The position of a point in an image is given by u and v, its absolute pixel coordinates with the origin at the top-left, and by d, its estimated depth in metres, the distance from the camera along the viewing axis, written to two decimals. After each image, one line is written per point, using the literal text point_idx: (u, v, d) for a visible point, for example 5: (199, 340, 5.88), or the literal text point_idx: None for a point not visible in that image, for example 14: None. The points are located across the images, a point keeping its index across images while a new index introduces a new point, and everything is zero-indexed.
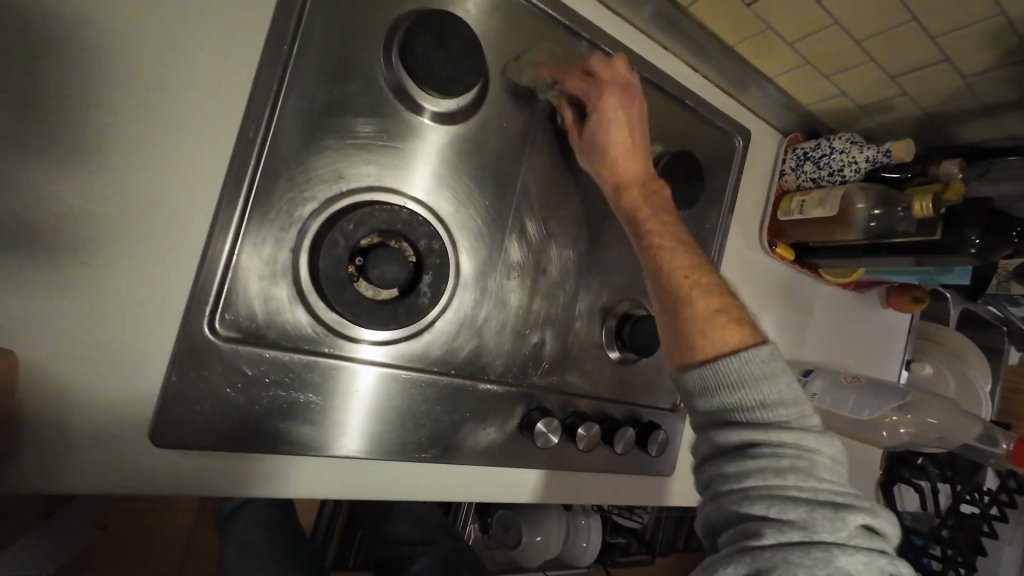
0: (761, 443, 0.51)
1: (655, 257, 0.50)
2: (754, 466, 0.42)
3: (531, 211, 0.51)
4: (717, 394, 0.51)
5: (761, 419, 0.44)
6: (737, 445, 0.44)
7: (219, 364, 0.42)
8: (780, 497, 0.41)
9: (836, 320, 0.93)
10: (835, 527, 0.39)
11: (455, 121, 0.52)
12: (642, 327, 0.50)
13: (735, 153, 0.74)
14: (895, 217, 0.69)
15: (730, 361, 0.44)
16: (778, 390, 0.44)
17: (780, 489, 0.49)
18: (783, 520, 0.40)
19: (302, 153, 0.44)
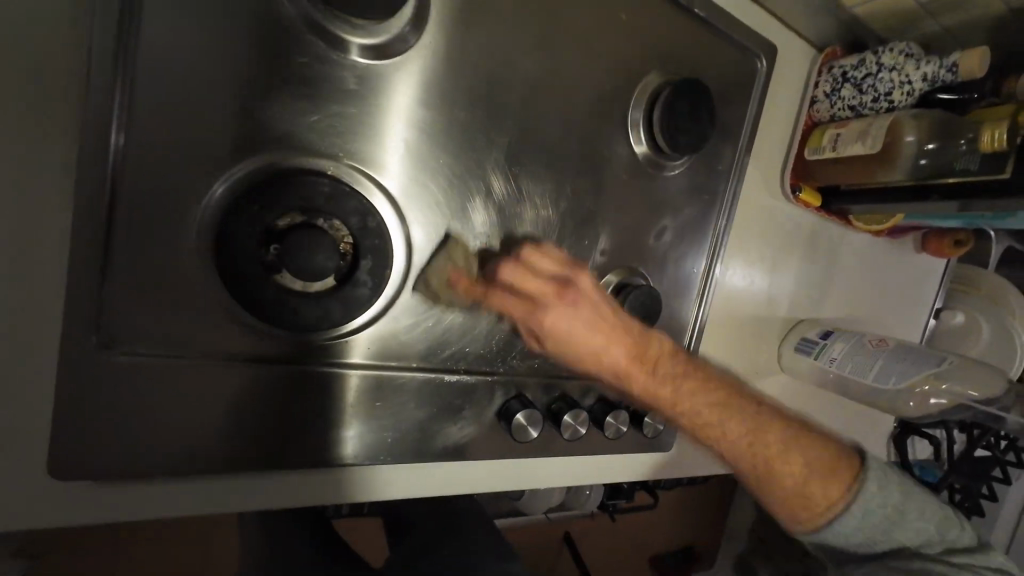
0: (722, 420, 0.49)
1: (602, 356, 0.46)
2: (901, 515, 0.50)
3: (504, 299, 0.45)
4: (712, 412, 0.49)
5: (863, 509, 0.49)
6: (891, 494, 0.50)
7: (118, 379, 0.35)
8: (899, 531, 0.50)
9: (863, 271, 0.83)
10: (949, 567, 0.49)
11: (392, 57, 0.40)
12: (610, 356, 0.46)
13: (756, 78, 0.61)
14: (955, 151, 0.57)
15: (855, 516, 0.49)
16: (869, 526, 0.49)
17: (849, 517, 0.49)
18: (891, 548, 0.50)
19: (186, 112, 0.35)
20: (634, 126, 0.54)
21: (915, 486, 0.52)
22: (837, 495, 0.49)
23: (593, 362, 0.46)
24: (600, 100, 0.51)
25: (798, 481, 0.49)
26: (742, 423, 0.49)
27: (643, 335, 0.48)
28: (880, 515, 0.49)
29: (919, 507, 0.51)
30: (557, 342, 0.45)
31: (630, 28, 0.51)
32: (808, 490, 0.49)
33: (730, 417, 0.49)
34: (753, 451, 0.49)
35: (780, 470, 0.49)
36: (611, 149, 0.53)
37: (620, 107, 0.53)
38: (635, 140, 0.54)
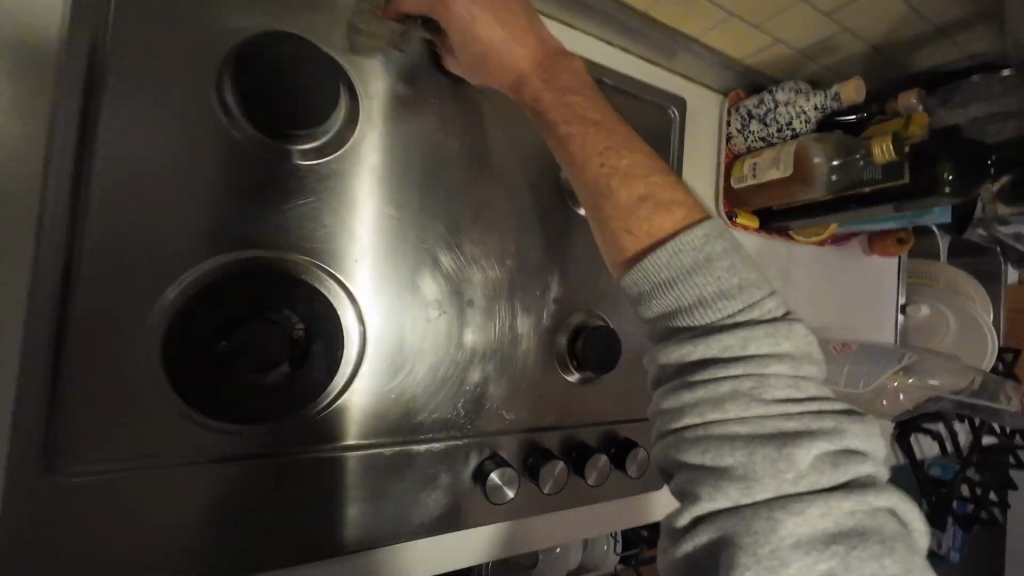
0: (650, 227, 0.39)
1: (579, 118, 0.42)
2: (706, 396, 0.35)
3: (540, 95, 0.43)
4: (642, 226, 0.39)
5: (695, 303, 0.37)
6: (695, 360, 0.37)
7: (82, 500, 0.36)
8: (719, 438, 0.34)
9: (818, 280, 0.87)
10: (780, 467, 0.32)
11: (328, 156, 0.44)
12: (658, 225, 0.39)
13: (672, 125, 0.67)
14: (857, 165, 0.62)
15: (661, 252, 0.38)
16: (795, 401, 0.35)
17: (662, 276, 0.38)
18: (724, 464, 0.34)
19: (134, 237, 0.38)
20: (566, 184, 0.58)
21: (751, 315, 0.36)
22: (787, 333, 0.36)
23: (499, 71, 0.44)
24: (530, 167, 0.56)
25: (755, 322, 0.38)
26: (647, 187, 0.40)
27: (676, 202, 0.40)
28: (712, 268, 0.37)
29: (767, 391, 0.34)
30: (618, 170, 0.40)
31: None
32: (639, 234, 0.39)
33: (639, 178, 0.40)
34: (656, 216, 0.39)
35: (631, 241, 0.40)
36: (549, 208, 0.57)
37: (552, 168, 0.58)
38: (570, 196, 0.59)
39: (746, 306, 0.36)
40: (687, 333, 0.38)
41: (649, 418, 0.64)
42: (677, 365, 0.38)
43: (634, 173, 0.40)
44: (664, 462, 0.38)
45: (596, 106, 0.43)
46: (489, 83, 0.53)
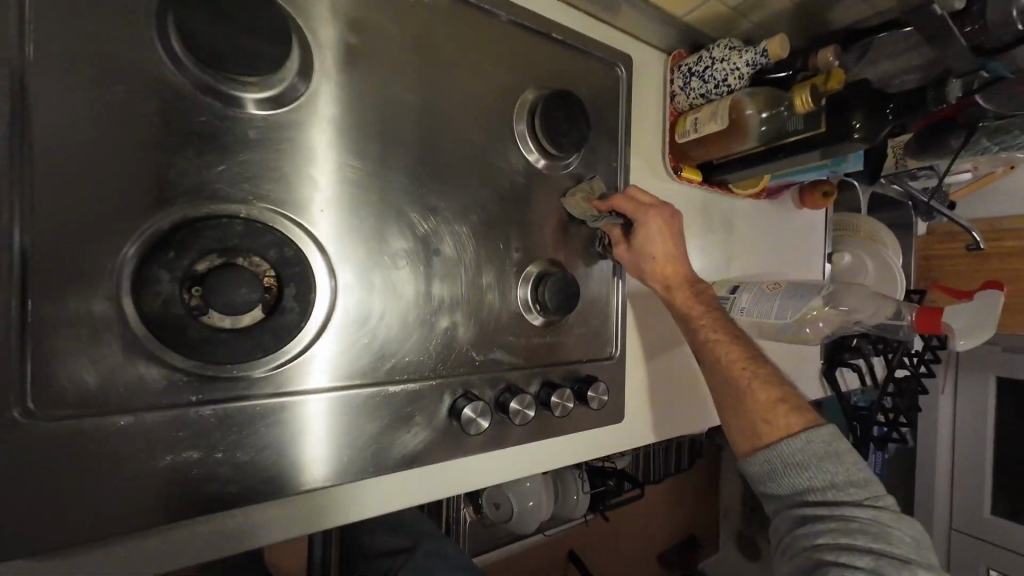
0: (783, 416, 0.62)
1: (693, 317, 0.68)
2: (839, 527, 0.55)
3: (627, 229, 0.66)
4: (740, 362, 0.65)
5: (825, 484, 0.58)
6: (818, 515, 0.57)
7: (51, 451, 0.36)
8: (847, 550, 0.53)
9: (756, 230, 0.95)
10: (902, 575, 0.51)
11: (286, 104, 0.45)
12: (672, 267, 0.68)
13: (619, 82, 0.71)
14: (781, 116, 0.69)
15: (797, 442, 0.59)
16: (845, 471, 0.58)
17: (796, 458, 0.59)
18: (851, 564, 0.52)
19: (87, 183, 0.37)
20: (522, 138, 0.61)
21: (875, 498, 0.57)
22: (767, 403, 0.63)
23: (659, 265, 0.67)
24: (486, 120, 0.58)
25: (747, 373, 0.65)
26: (776, 393, 0.64)
27: (688, 278, 0.69)
28: (822, 465, 0.59)
29: (886, 542, 0.53)
30: (645, 242, 0.66)
31: (498, 58, 0.59)
32: (758, 434, 0.63)
33: (778, 390, 0.64)
34: (788, 415, 0.62)
35: (765, 430, 0.63)
36: (507, 160, 0.60)
37: (506, 123, 0.60)
38: (526, 150, 0.61)
39: (737, 358, 0.65)
40: (817, 506, 0.58)
41: (610, 357, 0.70)
42: (796, 518, 0.59)
43: (645, 226, 0.65)
44: (782, 542, 0.60)
45: (719, 325, 0.68)
46: (438, 36, 0.54)
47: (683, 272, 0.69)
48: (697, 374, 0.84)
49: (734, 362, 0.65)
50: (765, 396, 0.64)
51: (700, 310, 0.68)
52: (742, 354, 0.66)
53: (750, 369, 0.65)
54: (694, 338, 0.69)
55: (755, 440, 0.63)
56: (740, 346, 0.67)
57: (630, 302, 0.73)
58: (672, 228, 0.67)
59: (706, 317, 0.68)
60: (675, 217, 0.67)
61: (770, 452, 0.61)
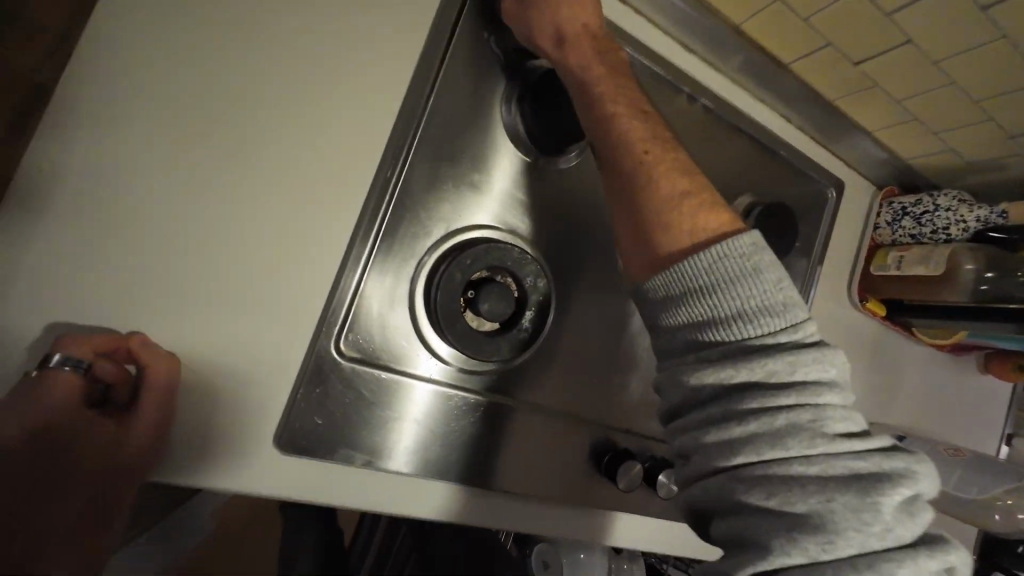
0: (704, 219, 0.41)
1: (621, 135, 0.44)
2: (761, 433, 0.34)
3: (634, 121, 0.45)
4: (669, 177, 0.43)
5: (730, 316, 0.38)
6: (733, 389, 0.36)
7: (340, 383, 0.45)
8: (786, 479, 0.33)
9: (927, 385, 0.87)
10: (860, 517, 0.32)
11: (559, 166, 0.55)
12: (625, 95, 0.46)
13: (827, 203, 0.73)
14: (1010, 280, 0.65)
15: (698, 258, 0.39)
16: (756, 291, 0.38)
17: (697, 285, 0.39)
18: (791, 517, 0.33)
19: (428, 193, 0.48)
20: None
21: (790, 338, 0.37)
22: (710, 228, 0.41)
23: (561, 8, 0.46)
24: None
25: (690, 231, 0.41)
26: (700, 193, 0.43)
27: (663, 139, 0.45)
28: (732, 289, 0.38)
29: (828, 429, 0.34)
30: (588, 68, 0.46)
31: (729, 161, 0.66)
32: (659, 252, 0.41)
33: (697, 193, 0.42)
34: (699, 213, 0.41)
35: (663, 238, 0.41)
36: None
37: None
38: None
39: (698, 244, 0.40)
40: (719, 374, 0.37)
41: None
42: (702, 403, 0.38)
43: (631, 112, 0.46)
44: (687, 490, 0.38)
45: (656, 131, 0.45)
46: (689, 135, 0.63)
47: (616, 80, 0.46)
48: None
49: (681, 229, 0.41)
50: (701, 208, 0.42)
51: (625, 105, 0.45)
52: (695, 189, 0.43)
53: (683, 199, 0.42)
54: (618, 141, 0.44)
55: (661, 251, 0.41)
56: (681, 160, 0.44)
57: None
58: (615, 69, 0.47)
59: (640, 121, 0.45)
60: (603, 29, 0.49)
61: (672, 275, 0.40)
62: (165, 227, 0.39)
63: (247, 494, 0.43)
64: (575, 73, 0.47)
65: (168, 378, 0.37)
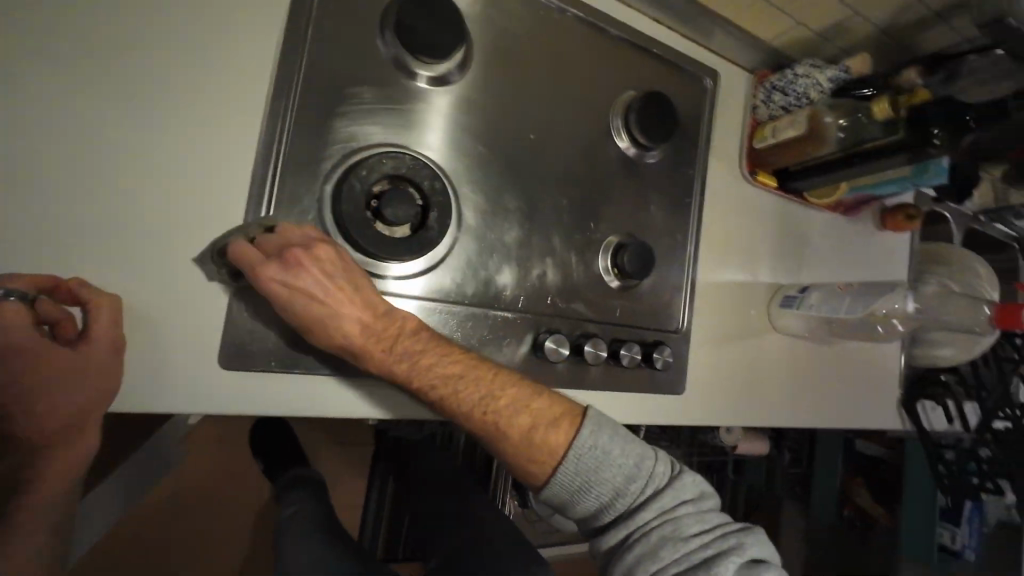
0: (550, 435, 0.55)
1: (341, 330, 0.48)
2: (636, 542, 0.55)
3: (321, 286, 0.47)
4: (504, 404, 0.54)
5: (613, 496, 0.56)
6: (615, 516, 0.58)
7: (269, 297, 0.49)
8: (649, 528, 0.55)
9: (832, 244, 0.97)
10: (676, 523, 0.55)
11: (449, 83, 0.60)
12: (351, 327, 0.49)
13: (706, 91, 0.81)
14: (861, 123, 0.75)
15: (569, 464, 0.55)
16: (615, 467, 0.56)
17: (574, 485, 0.55)
18: (646, 536, 0.55)
19: (320, 121, 0.53)
20: (617, 130, 0.73)
21: (651, 487, 0.58)
22: (546, 418, 0.55)
23: (334, 329, 0.48)
24: (592, 111, 0.71)
25: (501, 407, 0.53)
26: (529, 410, 0.55)
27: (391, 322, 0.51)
28: (599, 474, 0.56)
29: (676, 525, 0.55)
30: (324, 310, 0.47)
31: (607, 63, 0.72)
32: (485, 413, 0.53)
33: (528, 410, 0.55)
34: (545, 426, 0.55)
35: (534, 447, 0.55)
36: (604, 146, 0.72)
37: (607, 116, 0.72)
38: (619, 140, 0.73)
39: (533, 421, 0.55)
40: (608, 536, 0.58)
41: (675, 331, 0.76)
42: (605, 522, 0.58)
43: (345, 292, 0.48)
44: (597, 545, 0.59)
45: (440, 347, 0.52)
46: (560, 44, 0.68)
47: (354, 289, 0.49)
48: (762, 370, 0.86)
49: (475, 394, 0.52)
50: (500, 395, 0.54)
51: (407, 365, 0.51)
52: (480, 377, 0.53)
53: (437, 363, 0.51)
54: (356, 320, 0.49)
55: (508, 441, 0.54)
56: (424, 332, 0.52)
57: (697, 287, 0.79)
58: (356, 283, 0.49)
59: (441, 369, 0.51)
60: (349, 254, 0.50)
61: (570, 475, 0.55)
62: (66, 181, 0.43)
63: (205, 409, 0.48)
64: (373, 361, 0.50)
65: (109, 314, 0.42)
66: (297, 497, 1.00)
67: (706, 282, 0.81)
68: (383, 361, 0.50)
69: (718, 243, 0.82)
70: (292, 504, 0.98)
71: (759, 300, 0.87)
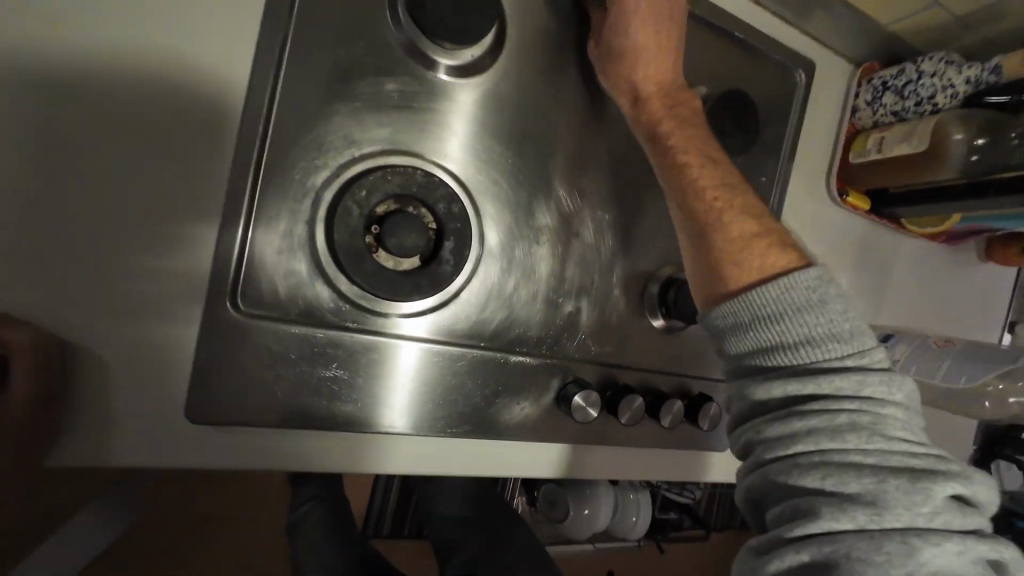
0: (775, 259, 0.43)
1: (639, 66, 0.50)
2: None
3: (733, 212, 0.45)
4: (724, 236, 0.45)
5: (798, 341, 0.40)
6: None
7: (244, 340, 0.41)
8: None
9: (924, 279, 0.81)
10: None
11: (477, 72, 0.48)
12: (739, 236, 0.45)
13: (796, 88, 0.65)
14: (1005, 147, 0.59)
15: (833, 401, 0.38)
16: None
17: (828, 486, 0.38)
18: None
19: (312, 121, 0.42)
20: None
21: None
22: (826, 347, 0.41)
23: (710, 208, 0.46)
24: None
25: (758, 229, 0.45)
26: (765, 231, 0.45)
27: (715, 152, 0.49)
28: None
29: None
30: (672, 124, 0.49)
31: None
32: (747, 258, 0.44)
33: (753, 208, 0.46)
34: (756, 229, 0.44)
35: (742, 265, 0.44)
36: None
37: None
38: None
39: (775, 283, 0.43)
40: None
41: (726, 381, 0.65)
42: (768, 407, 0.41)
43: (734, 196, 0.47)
44: None
45: (765, 225, 0.45)
46: None
47: (670, 51, 0.50)
48: None
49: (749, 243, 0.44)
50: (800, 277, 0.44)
51: (737, 245, 0.44)
52: (778, 253, 0.44)
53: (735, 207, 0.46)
54: (683, 186, 0.47)
55: (734, 284, 0.44)
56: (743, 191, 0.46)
57: None
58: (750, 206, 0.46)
59: (741, 226, 0.45)
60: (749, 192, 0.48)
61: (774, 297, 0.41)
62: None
63: (171, 465, 0.41)
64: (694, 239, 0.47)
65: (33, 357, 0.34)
66: (308, 490, 0.95)
67: None
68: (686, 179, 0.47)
69: None
70: (304, 500, 0.93)
71: None
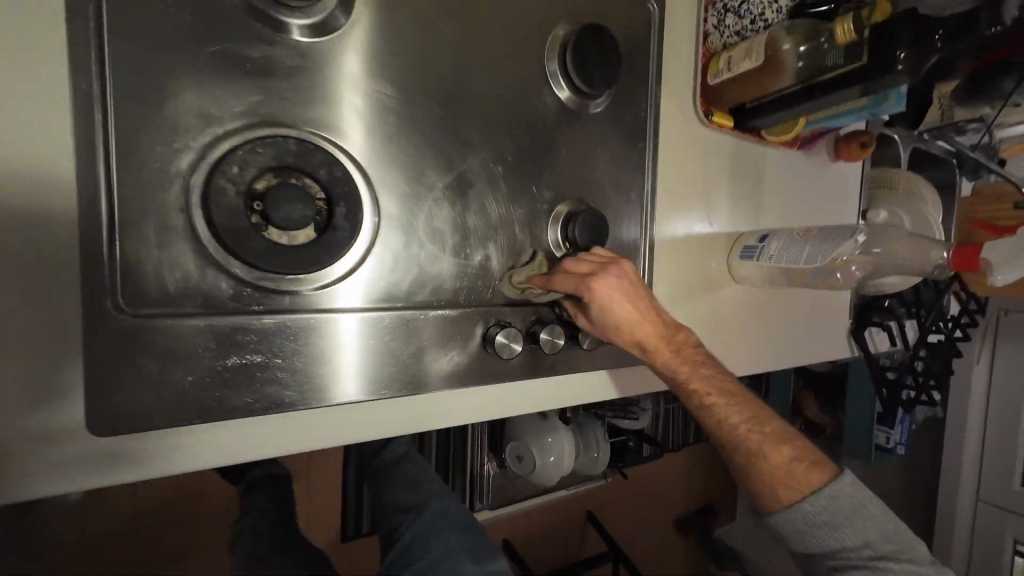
0: (804, 474, 0.62)
1: (636, 330, 0.59)
2: None
3: (701, 372, 0.62)
4: (732, 407, 0.63)
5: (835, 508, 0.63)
6: None
7: (136, 343, 0.40)
8: None
9: (789, 182, 0.93)
10: None
11: (331, 32, 0.47)
12: (732, 416, 0.63)
13: (652, 22, 0.70)
14: (821, 50, 0.68)
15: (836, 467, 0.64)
16: None
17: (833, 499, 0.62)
18: None
19: (157, 105, 0.40)
20: (554, 77, 0.62)
21: None
22: (815, 482, 0.62)
23: (708, 410, 0.63)
24: (520, 58, 0.59)
25: (779, 463, 0.62)
26: (797, 450, 0.63)
27: (672, 326, 0.62)
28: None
29: None
30: (609, 305, 0.57)
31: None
32: (782, 494, 0.62)
33: (779, 447, 0.62)
34: (808, 472, 0.62)
35: (782, 490, 0.62)
36: (538, 100, 0.61)
37: (537, 61, 0.61)
38: (558, 90, 0.62)
39: (758, 442, 0.62)
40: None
41: None
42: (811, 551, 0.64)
43: (623, 304, 0.58)
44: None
45: (754, 415, 0.64)
46: None
47: (651, 308, 0.60)
48: (723, 322, 0.85)
49: (763, 465, 0.62)
50: (778, 445, 0.62)
51: (763, 449, 0.62)
52: (759, 419, 0.64)
53: (750, 425, 0.63)
54: (712, 420, 0.63)
55: (776, 498, 0.63)
56: (768, 419, 0.64)
57: (654, 247, 0.74)
58: (733, 394, 0.63)
59: (732, 404, 0.63)
60: (670, 325, 0.62)
61: (812, 502, 0.61)
62: None
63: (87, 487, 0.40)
64: (734, 443, 0.63)
65: None
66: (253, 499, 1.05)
67: (664, 241, 0.76)
68: (696, 400, 0.63)
69: (674, 203, 0.76)
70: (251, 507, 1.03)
71: (720, 251, 0.83)
